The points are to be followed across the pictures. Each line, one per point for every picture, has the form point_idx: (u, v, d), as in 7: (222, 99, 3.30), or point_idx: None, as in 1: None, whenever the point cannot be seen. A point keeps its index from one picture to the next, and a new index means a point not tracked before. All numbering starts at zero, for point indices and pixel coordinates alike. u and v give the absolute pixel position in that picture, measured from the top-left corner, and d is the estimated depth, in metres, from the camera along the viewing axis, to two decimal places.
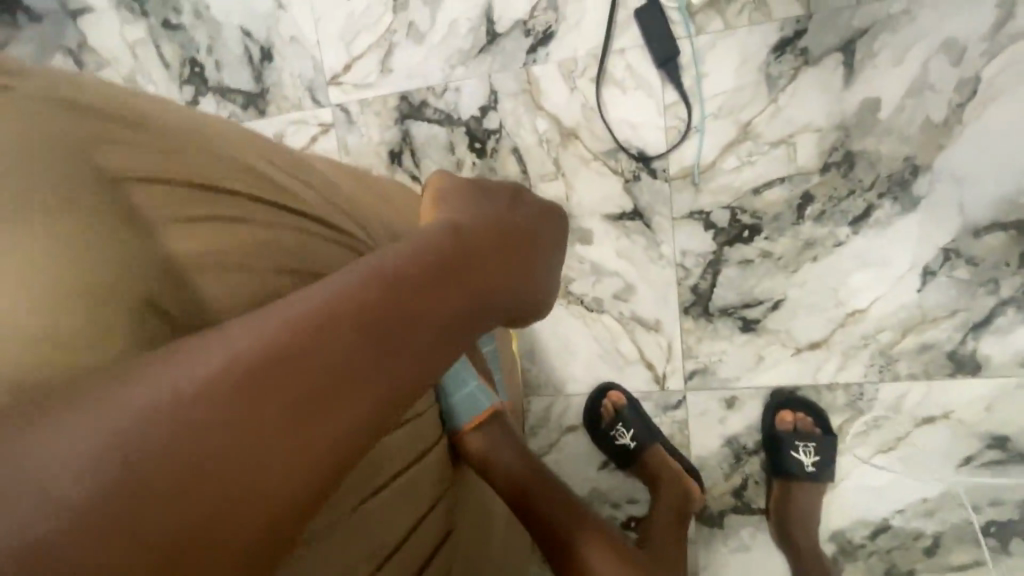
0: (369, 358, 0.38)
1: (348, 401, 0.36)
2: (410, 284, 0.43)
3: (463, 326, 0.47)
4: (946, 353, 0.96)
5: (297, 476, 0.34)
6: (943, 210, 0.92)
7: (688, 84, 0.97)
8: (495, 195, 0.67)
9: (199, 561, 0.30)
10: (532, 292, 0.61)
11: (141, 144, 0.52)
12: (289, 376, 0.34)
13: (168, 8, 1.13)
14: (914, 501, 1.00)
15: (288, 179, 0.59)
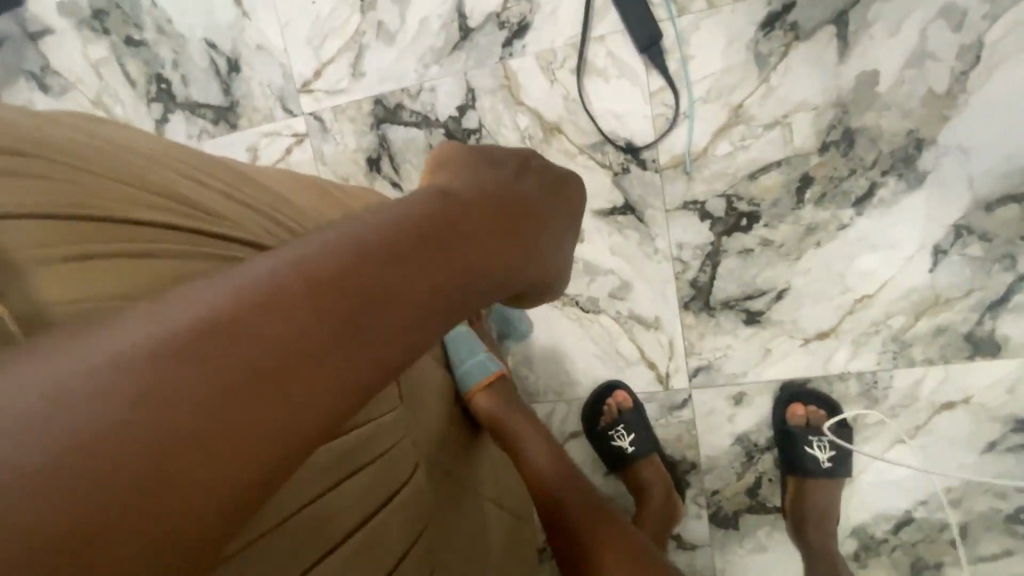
0: (339, 328, 0.34)
1: (317, 372, 0.32)
2: (393, 252, 0.39)
3: (454, 300, 0.43)
4: (962, 335, 0.91)
5: (254, 453, 0.30)
6: (951, 185, 0.87)
7: (674, 69, 0.92)
8: (501, 162, 0.61)
9: (149, 536, 0.26)
10: (537, 273, 0.56)
11: (89, 178, 0.46)
12: (248, 342, 0.30)
13: (130, 24, 1.09)
14: (937, 491, 0.95)
15: (221, 201, 0.52)
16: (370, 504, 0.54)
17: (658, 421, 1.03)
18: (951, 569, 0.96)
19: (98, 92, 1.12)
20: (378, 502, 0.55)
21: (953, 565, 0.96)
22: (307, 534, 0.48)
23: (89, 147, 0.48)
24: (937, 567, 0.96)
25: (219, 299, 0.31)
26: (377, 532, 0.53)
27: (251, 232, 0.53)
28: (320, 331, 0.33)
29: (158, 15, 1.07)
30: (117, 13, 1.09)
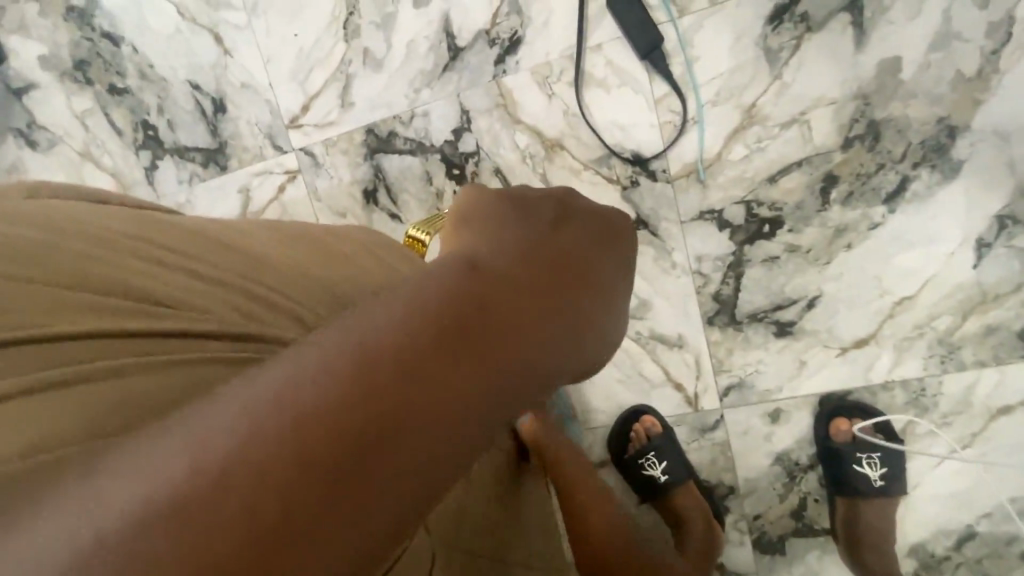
0: (355, 459, 0.27)
1: (325, 526, 0.25)
2: (428, 342, 0.31)
3: (493, 401, 0.34)
4: (1015, 333, 0.84)
5: None
6: (991, 173, 0.80)
7: (678, 73, 0.87)
8: (537, 213, 0.53)
9: None
10: (596, 333, 0.47)
11: (115, 237, 0.43)
12: (235, 502, 0.24)
13: (112, 72, 1.05)
14: (1001, 503, 0.87)
15: (201, 283, 0.43)
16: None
17: (690, 445, 0.97)
18: None
19: (86, 144, 1.09)
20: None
21: None
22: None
23: (35, 245, 0.39)
24: None
25: (208, 446, 0.25)
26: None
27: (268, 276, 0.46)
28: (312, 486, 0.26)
29: (140, 61, 1.04)
30: (98, 61, 1.05)
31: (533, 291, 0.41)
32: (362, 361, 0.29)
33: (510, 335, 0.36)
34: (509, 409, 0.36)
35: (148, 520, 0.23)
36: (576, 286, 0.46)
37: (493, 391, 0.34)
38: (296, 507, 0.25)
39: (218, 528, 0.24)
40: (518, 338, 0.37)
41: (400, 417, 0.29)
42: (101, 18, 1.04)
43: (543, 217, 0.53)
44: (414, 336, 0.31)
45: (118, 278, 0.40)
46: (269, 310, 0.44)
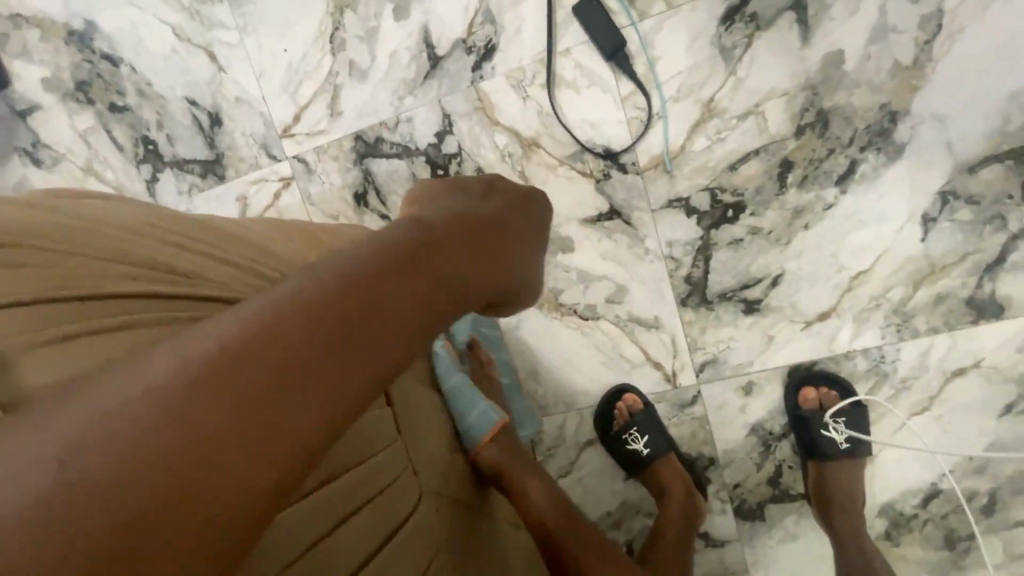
0: (339, 342, 0.36)
1: (320, 387, 0.35)
2: (387, 268, 0.42)
3: (416, 337, 0.42)
4: (963, 300, 0.91)
5: (277, 461, 0.32)
6: (931, 153, 0.88)
7: (641, 72, 0.94)
8: (472, 183, 0.63)
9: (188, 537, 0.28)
10: (522, 274, 0.58)
11: (126, 223, 0.51)
12: (257, 366, 0.33)
13: (112, 91, 1.11)
14: (960, 460, 0.94)
15: (201, 258, 0.52)
16: (371, 543, 0.50)
17: (671, 420, 1.03)
18: (986, 537, 0.94)
19: (89, 160, 1.14)
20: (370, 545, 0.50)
21: (987, 534, 0.94)
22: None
23: (66, 225, 0.47)
24: (972, 537, 0.95)
25: (231, 331, 0.33)
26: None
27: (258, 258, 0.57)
28: (268, 397, 0.32)
29: (139, 80, 1.11)
30: (99, 82, 1.12)
31: (466, 239, 0.51)
32: (304, 306, 0.36)
33: (430, 286, 0.44)
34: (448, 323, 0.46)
35: (193, 377, 0.31)
36: (506, 237, 0.57)
37: (415, 331, 0.42)
38: (265, 402, 0.32)
39: (204, 416, 0.30)
40: (453, 273, 0.47)
41: (337, 348, 0.36)
42: (100, 41, 1.11)
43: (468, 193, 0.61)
44: (346, 286, 0.39)
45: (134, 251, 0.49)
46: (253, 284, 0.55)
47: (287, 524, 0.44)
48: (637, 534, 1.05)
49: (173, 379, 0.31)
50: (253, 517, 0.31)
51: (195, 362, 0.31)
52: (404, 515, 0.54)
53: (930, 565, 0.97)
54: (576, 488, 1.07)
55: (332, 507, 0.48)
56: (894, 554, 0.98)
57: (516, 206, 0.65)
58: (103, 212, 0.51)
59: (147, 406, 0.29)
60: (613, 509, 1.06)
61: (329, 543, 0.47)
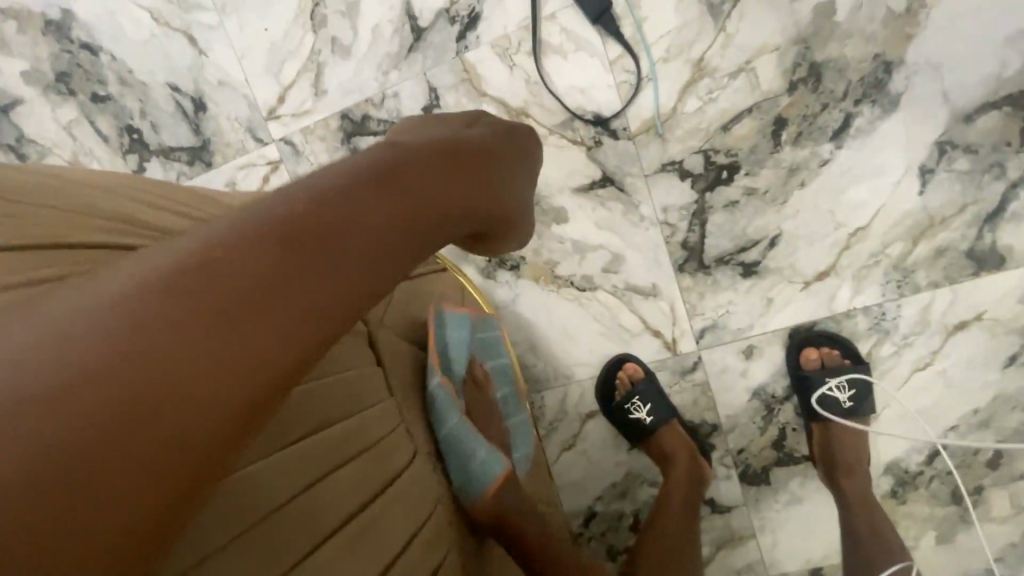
0: (312, 256, 0.36)
1: (293, 299, 0.34)
2: (361, 186, 0.41)
3: (390, 261, 0.41)
4: (963, 252, 0.89)
5: (250, 371, 0.32)
6: (926, 103, 0.86)
7: (629, 35, 0.93)
8: (449, 121, 0.63)
9: (156, 442, 0.28)
10: (502, 202, 0.58)
11: (114, 186, 0.52)
12: (226, 275, 0.32)
13: (93, 81, 1.10)
14: (965, 415, 0.93)
15: (128, 202, 0.51)
16: (367, 490, 0.50)
17: (672, 388, 1.02)
18: (992, 491, 0.94)
19: (74, 152, 1.12)
20: (365, 494, 0.49)
21: (993, 487, 0.94)
22: (283, 530, 0.43)
23: (57, 184, 0.48)
24: (978, 491, 0.95)
25: (200, 243, 0.33)
26: (374, 522, 0.49)
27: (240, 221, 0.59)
28: (230, 317, 0.31)
29: (119, 68, 1.09)
30: (79, 72, 1.09)
31: (444, 164, 0.50)
32: (264, 227, 0.35)
33: (402, 208, 0.43)
34: (429, 248, 0.46)
35: (159, 285, 0.30)
36: (486, 165, 0.57)
37: (388, 254, 0.40)
38: (235, 310, 0.32)
39: (172, 321, 0.30)
40: (430, 195, 0.46)
41: (304, 268, 0.35)
42: (79, 30, 1.09)
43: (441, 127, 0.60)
44: (309, 206, 0.37)
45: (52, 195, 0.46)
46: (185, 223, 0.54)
47: (271, 467, 0.44)
48: (644, 504, 1.05)
49: (139, 286, 0.30)
50: (227, 433, 0.31)
51: (150, 281, 0.30)
52: (401, 465, 0.54)
53: (937, 522, 0.96)
54: (580, 460, 1.06)
55: (323, 453, 0.47)
56: (901, 512, 0.97)
57: (499, 135, 0.64)
58: (88, 176, 0.52)
59: (102, 325, 0.28)
60: (618, 480, 1.06)
61: (322, 487, 0.46)
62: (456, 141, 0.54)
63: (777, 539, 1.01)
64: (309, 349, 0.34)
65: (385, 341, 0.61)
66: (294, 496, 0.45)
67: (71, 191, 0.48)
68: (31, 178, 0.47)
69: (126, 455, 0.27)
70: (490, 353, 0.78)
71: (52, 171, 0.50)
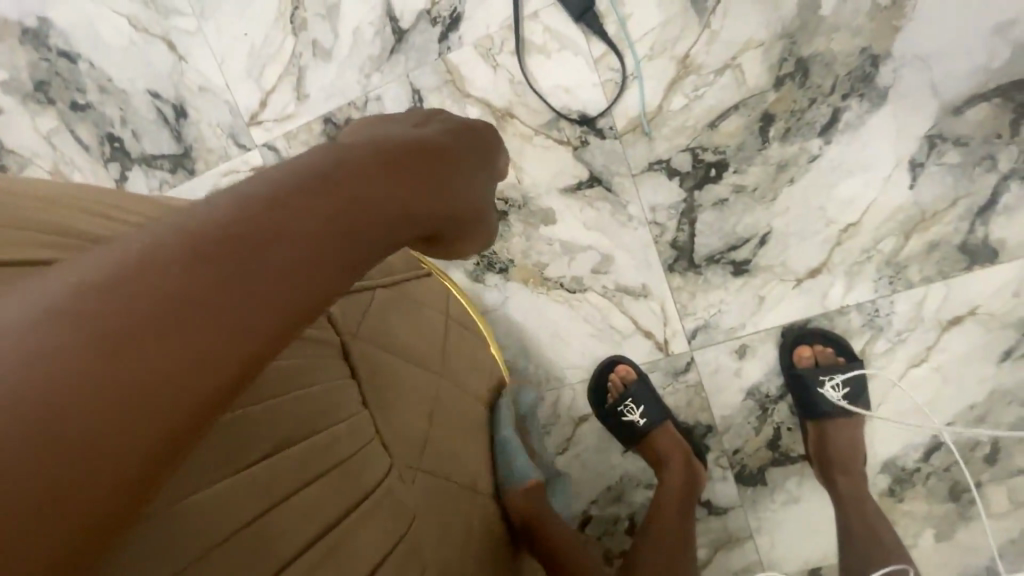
0: (247, 265, 0.34)
1: (226, 312, 0.32)
2: (306, 188, 0.39)
3: (335, 264, 0.38)
4: (956, 246, 0.88)
5: (177, 391, 0.30)
6: (915, 96, 0.85)
7: (613, 32, 0.91)
8: (406, 120, 0.61)
9: (69, 472, 0.26)
10: (461, 203, 0.57)
11: (71, 198, 0.51)
12: (149, 289, 0.30)
13: (72, 89, 1.08)
14: (961, 411, 0.92)
15: (54, 210, 0.48)
16: (337, 508, 0.48)
17: (665, 389, 1.00)
18: (990, 487, 0.93)
19: (54, 162, 1.10)
20: (334, 513, 0.48)
21: (991, 483, 0.93)
22: (244, 555, 0.41)
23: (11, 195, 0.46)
24: (976, 488, 0.94)
25: (121, 256, 0.31)
26: (345, 540, 0.47)
27: None
28: (147, 332, 0.29)
29: (98, 76, 1.07)
30: (58, 80, 1.08)
31: (397, 163, 0.48)
32: (188, 234, 0.32)
33: (349, 209, 0.41)
34: (381, 251, 0.44)
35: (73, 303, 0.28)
36: (443, 164, 0.55)
37: (333, 257, 0.38)
38: (159, 327, 0.30)
39: (86, 341, 0.28)
40: (381, 196, 0.44)
41: (236, 277, 0.33)
42: (57, 38, 1.07)
43: (393, 126, 0.58)
44: (240, 211, 0.35)
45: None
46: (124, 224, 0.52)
47: (225, 491, 0.42)
48: (640, 507, 1.03)
49: (49, 305, 0.28)
50: (154, 457, 0.29)
51: (57, 298, 0.28)
52: (375, 480, 0.53)
53: (936, 520, 0.95)
54: (574, 465, 1.05)
55: (289, 472, 0.46)
56: (900, 511, 0.96)
57: (457, 133, 0.62)
58: (43, 190, 0.51)
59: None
60: (613, 484, 1.04)
61: (285, 508, 0.45)
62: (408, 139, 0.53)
63: (774, 540, 1.00)
64: (243, 362, 0.33)
65: (363, 350, 0.59)
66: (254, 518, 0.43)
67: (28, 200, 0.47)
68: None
69: (28, 487, 0.25)
70: (473, 361, 0.77)
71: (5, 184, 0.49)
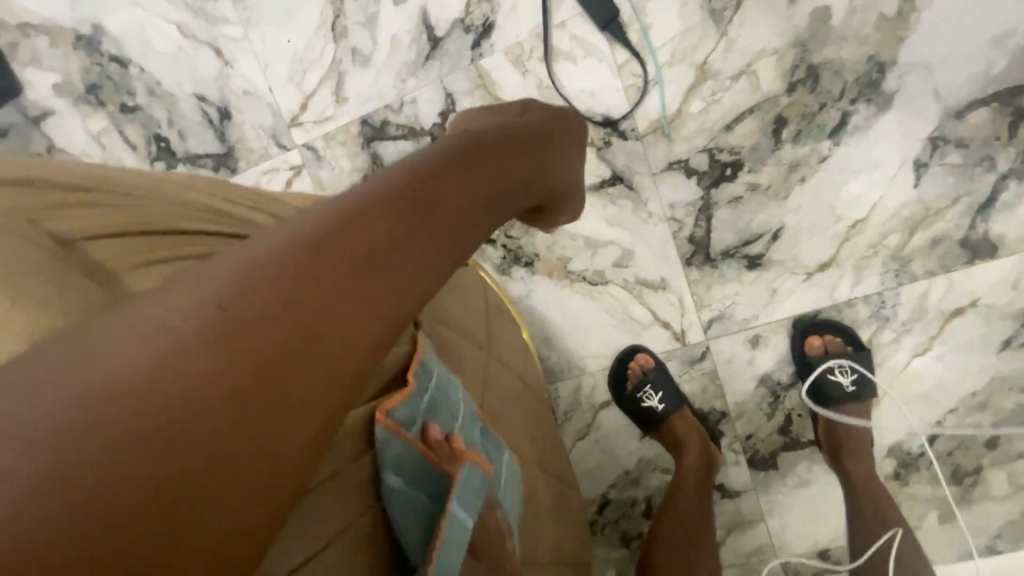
0: (391, 244, 0.39)
1: (380, 283, 0.38)
2: (428, 181, 0.45)
3: (450, 252, 0.45)
4: (958, 241, 0.94)
5: (350, 346, 0.35)
6: (919, 101, 0.91)
7: (636, 41, 0.98)
8: (496, 111, 0.67)
9: (279, 411, 0.31)
10: (541, 192, 0.63)
11: (175, 178, 0.59)
12: (330, 259, 0.35)
13: (123, 92, 1.14)
14: (962, 398, 0.98)
15: (196, 194, 0.56)
16: None
17: (682, 377, 1.06)
18: (991, 471, 0.99)
19: (103, 161, 1.16)
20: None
21: (992, 467, 0.98)
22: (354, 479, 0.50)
23: (129, 175, 0.55)
24: (977, 471, 0.99)
25: (302, 230, 0.36)
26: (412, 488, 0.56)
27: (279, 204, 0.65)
28: (328, 298, 0.34)
29: (148, 79, 1.14)
30: (109, 84, 1.14)
31: (496, 155, 0.54)
32: (350, 215, 0.38)
33: (458, 201, 0.47)
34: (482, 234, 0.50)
35: (276, 266, 0.33)
36: (532, 154, 0.61)
37: (448, 241, 0.44)
38: (338, 292, 0.35)
39: (293, 297, 0.33)
40: (481, 187, 0.51)
41: (384, 254, 0.39)
42: (109, 44, 1.14)
43: (492, 116, 0.64)
44: (378, 202, 0.40)
45: (124, 189, 0.52)
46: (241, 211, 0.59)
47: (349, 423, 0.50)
48: (656, 490, 1.09)
49: (260, 267, 0.32)
50: (333, 405, 0.34)
51: (256, 264, 0.32)
52: None
53: (939, 502, 1.00)
54: (594, 449, 1.10)
55: (385, 419, 0.54)
56: (905, 493, 1.01)
57: (551, 117, 0.68)
58: (152, 172, 0.59)
59: (228, 299, 0.30)
60: (631, 468, 1.10)
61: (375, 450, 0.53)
62: (507, 130, 0.58)
63: (785, 521, 1.05)
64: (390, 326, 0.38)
65: (427, 324, 0.65)
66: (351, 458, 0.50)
67: (140, 181, 0.55)
68: (106, 170, 0.54)
69: (253, 417, 0.30)
70: (510, 342, 0.83)
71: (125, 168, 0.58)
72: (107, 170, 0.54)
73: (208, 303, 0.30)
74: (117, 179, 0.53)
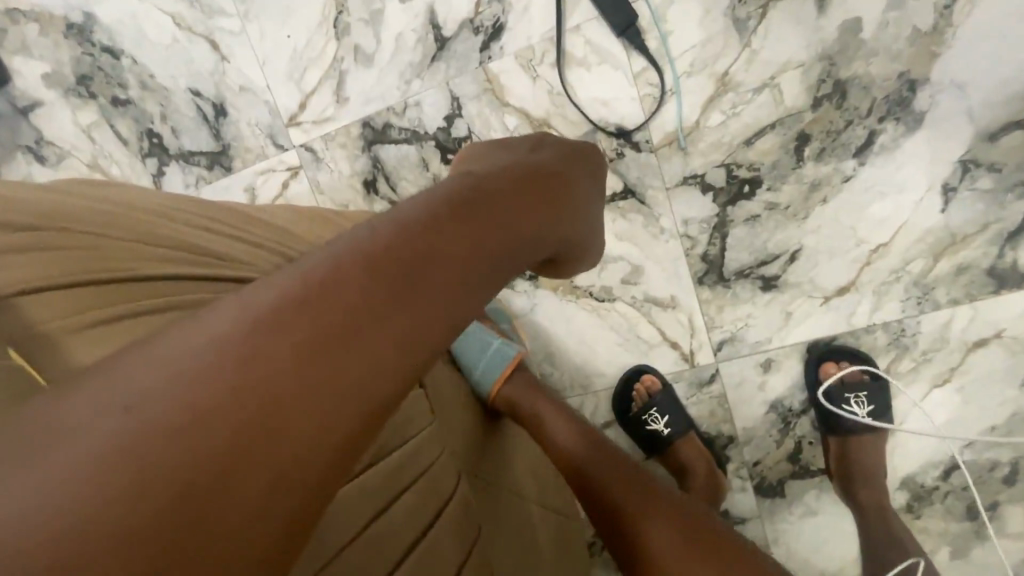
0: (394, 289, 0.35)
1: (377, 336, 0.33)
2: (441, 217, 0.41)
3: (455, 307, 0.38)
4: (985, 270, 0.89)
5: (338, 412, 0.31)
6: (951, 122, 0.87)
7: (654, 48, 0.93)
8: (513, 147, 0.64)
9: (249, 490, 0.28)
10: (567, 229, 0.58)
11: (155, 199, 0.57)
12: (314, 313, 0.31)
13: (114, 85, 1.09)
14: (981, 432, 0.93)
15: (170, 227, 0.55)
16: (421, 522, 0.56)
17: (690, 399, 1.01)
18: (1009, 508, 0.94)
19: (93, 155, 1.11)
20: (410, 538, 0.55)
21: (1009, 504, 0.94)
22: (358, 555, 0.51)
23: (108, 202, 0.54)
24: (994, 508, 0.94)
25: (289, 282, 0.32)
26: (430, 549, 0.55)
27: (264, 221, 0.62)
28: (309, 361, 0.30)
29: (140, 71, 1.09)
30: (100, 75, 1.09)
31: (514, 189, 0.50)
32: (347, 261, 0.34)
33: (474, 236, 0.42)
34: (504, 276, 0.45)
35: (252, 328, 0.30)
36: (554, 189, 0.56)
37: (464, 281, 0.39)
38: (326, 351, 0.31)
39: (269, 362, 0.29)
40: (501, 222, 0.45)
41: (386, 300, 0.34)
42: (100, 33, 1.09)
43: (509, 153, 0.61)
44: (378, 243, 0.36)
45: (94, 223, 0.52)
46: (215, 240, 0.57)
47: (345, 505, 0.52)
48: None
49: (233, 332, 0.29)
50: (320, 480, 0.30)
51: (229, 327, 0.30)
52: (449, 495, 0.59)
53: (953, 538, 0.96)
54: None
55: (380, 492, 0.55)
56: (918, 527, 0.97)
57: (569, 154, 0.64)
58: (136, 192, 0.58)
59: (195, 369, 0.28)
60: None
61: (375, 525, 0.53)
62: (522, 167, 0.54)
63: (791, 552, 1.00)
64: (395, 385, 0.33)
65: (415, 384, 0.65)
66: (360, 531, 0.52)
67: (113, 209, 0.54)
68: (85, 198, 0.53)
69: (220, 498, 0.27)
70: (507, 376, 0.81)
71: (110, 189, 0.57)
72: (87, 196, 0.54)
73: (169, 377, 0.27)
74: (91, 210, 0.53)
